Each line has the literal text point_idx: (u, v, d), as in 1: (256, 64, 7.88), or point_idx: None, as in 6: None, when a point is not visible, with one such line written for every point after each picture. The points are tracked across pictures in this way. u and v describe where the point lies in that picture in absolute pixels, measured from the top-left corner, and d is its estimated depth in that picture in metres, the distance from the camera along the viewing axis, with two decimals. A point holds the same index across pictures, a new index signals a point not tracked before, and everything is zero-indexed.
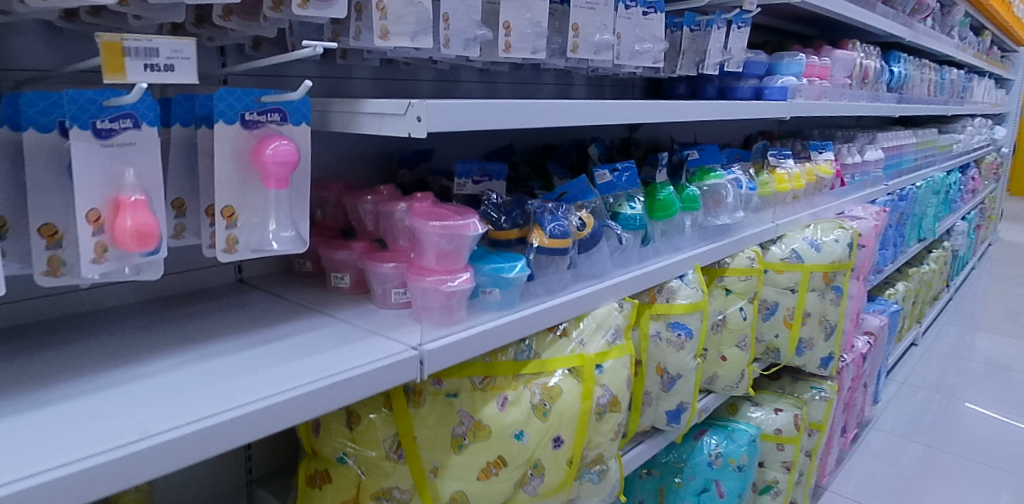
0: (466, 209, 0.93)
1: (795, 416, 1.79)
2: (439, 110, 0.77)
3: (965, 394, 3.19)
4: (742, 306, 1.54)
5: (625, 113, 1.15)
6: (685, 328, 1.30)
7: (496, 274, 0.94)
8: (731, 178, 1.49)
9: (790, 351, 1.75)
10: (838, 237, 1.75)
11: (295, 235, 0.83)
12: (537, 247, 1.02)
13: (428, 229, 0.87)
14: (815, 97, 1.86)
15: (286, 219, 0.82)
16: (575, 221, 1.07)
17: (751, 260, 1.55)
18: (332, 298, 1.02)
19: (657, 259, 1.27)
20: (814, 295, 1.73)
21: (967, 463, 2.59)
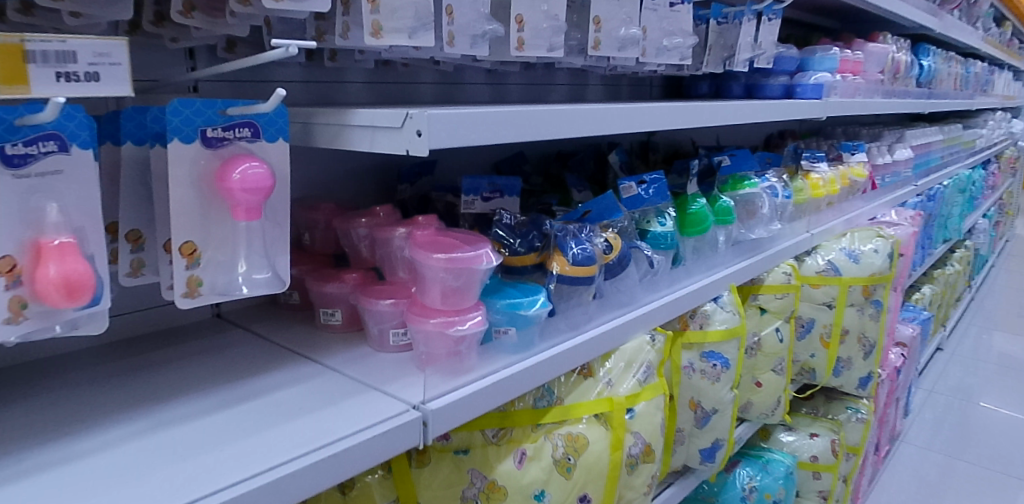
0: (476, 237, 0.79)
1: (833, 442, 1.64)
2: (442, 122, 0.63)
3: (996, 402, 3.02)
4: (778, 326, 1.40)
5: (654, 118, 1.01)
6: (721, 358, 1.16)
7: (512, 311, 0.80)
8: (765, 186, 1.35)
9: (828, 372, 1.61)
10: (879, 246, 1.60)
11: (272, 276, 0.69)
12: (558, 276, 0.88)
13: (431, 263, 0.73)
14: (849, 95, 1.71)
15: (261, 261, 0.68)
16: (600, 243, 0.93)
17: (787, 276, 1.41)
18: (321, 338, 0.88)
19: (690, 281, 1.13)
20: (853, 310, 1.59)
21: (989, 474, 2.44)
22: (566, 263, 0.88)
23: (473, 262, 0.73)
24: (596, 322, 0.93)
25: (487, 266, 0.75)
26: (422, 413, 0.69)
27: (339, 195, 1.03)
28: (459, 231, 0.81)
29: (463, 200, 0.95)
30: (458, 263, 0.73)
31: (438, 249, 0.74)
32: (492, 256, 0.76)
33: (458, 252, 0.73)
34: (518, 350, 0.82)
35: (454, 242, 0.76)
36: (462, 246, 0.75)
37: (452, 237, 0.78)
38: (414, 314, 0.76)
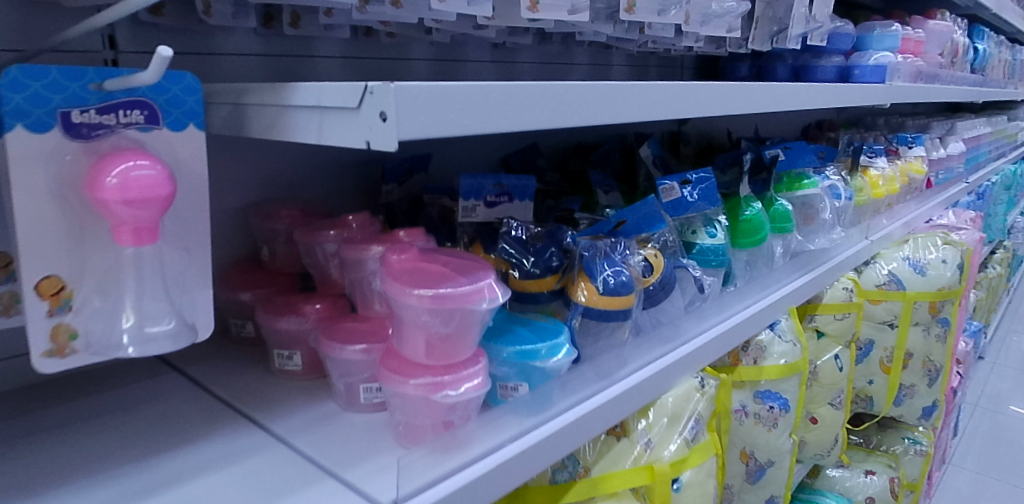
0: (475, 260, 0.58)
1: (891, 480, 1.44)
2: (421, 99, 0.42)
3: None
4: (838, 353, 1.19)
5: (716, 101, 0.78)
6: (780, 398, 0.96)
7: (525, 362, 0.60)
8: (826, 185, 1.13)
9: (888, 401, 1.41)
10: (947, 256, 1.38)
11: (179, 326, 0.46)
12: (584, 309, 0.67)
13: (408, 301, 0.52)
14: (911, 79, 1.48)
15: (163, 307, 0.46)
16: (638, 263, 0.72)
17: (849, 292, 1.20)
18: (274, 387, 0.66)
19: (744, 305, 0.91)
20: (917, 330, 1.37)
21: None
22: (595, 291, 0.67)
23: (469, 299, 0.52)
24: (633, 367, 0.71)
25: (490, 303, 0.54)
26: None
27: (309, 196, 0.80)
28: (452, 252, 0.60)
29: (461, 206, 0.74)
30: (447, 301, 0.52)
31: (419, 282, 0.52)
32: (497, 289, 0.55)
33: (447, 286, 0.52)
34: (533, 410, 0.60)
35: (444, 269, 0.55)
36: (453, 275, 0.54)
37: (442, 261, 0.57)
38: (388, 368, 0.55)
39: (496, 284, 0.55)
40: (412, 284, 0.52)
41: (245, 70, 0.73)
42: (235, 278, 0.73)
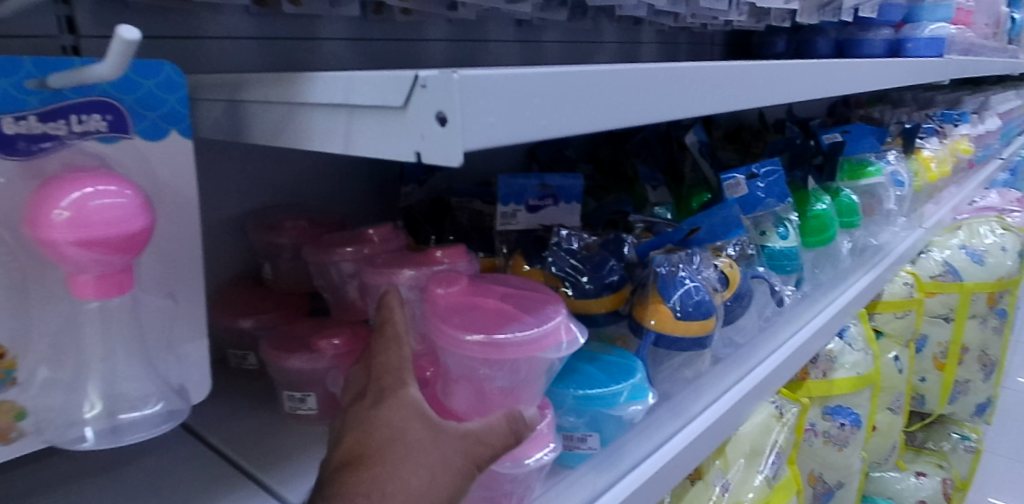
0: (541, 292, 0.48)
1: (944, 482, 1.31)
2: (492, 92, 0.31)
3: None
4: (899, 355, 1.08)
5: (811, 86, 0.64)
6: (852, 414, 0.85)
7: (595, 408, 0.49)
8: (889, 171, 1.02)
9: (942, 399, 1.29)
10: (1005, 243, 1.28)
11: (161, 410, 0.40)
12: (654, 336, 0.56)
13: (461, 348, 0.41)
14: (962, 52, 1.38)
15: (146, 387, 0.39)
16: (713, 277, 0.61)
17: (909, 288, 1.09)
18: (282, 436, 0.54)
19: (814, 312, 0.81)
20: (974, 324, 1.26)
21: None
22: (670, 316, 0.56)
23: (539, 347, 0.42)
24: (708, 398, 0.61)
25: (564, 349, 0.43)
26: None
27: (314, 202, 0.68)
28: (509, 281, 0.50)
29: (499, 212, 0.63)
30: (512, 349, 0.41)
31: (474, 325, 0.42)
32: (572, 331, 0.44)
33: (511, 331, 0.41)
34: (606, 466, 0.51)
35: (504, 306, 0.44)
36: (516, 315, 0.43)
37: (499, 295, 0.46)
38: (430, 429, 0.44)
39: (569, 324, 0.45)
40: (466, 327, 0.42)
41: (236, 55, 0.60)
42: (231, 301, 0.60)
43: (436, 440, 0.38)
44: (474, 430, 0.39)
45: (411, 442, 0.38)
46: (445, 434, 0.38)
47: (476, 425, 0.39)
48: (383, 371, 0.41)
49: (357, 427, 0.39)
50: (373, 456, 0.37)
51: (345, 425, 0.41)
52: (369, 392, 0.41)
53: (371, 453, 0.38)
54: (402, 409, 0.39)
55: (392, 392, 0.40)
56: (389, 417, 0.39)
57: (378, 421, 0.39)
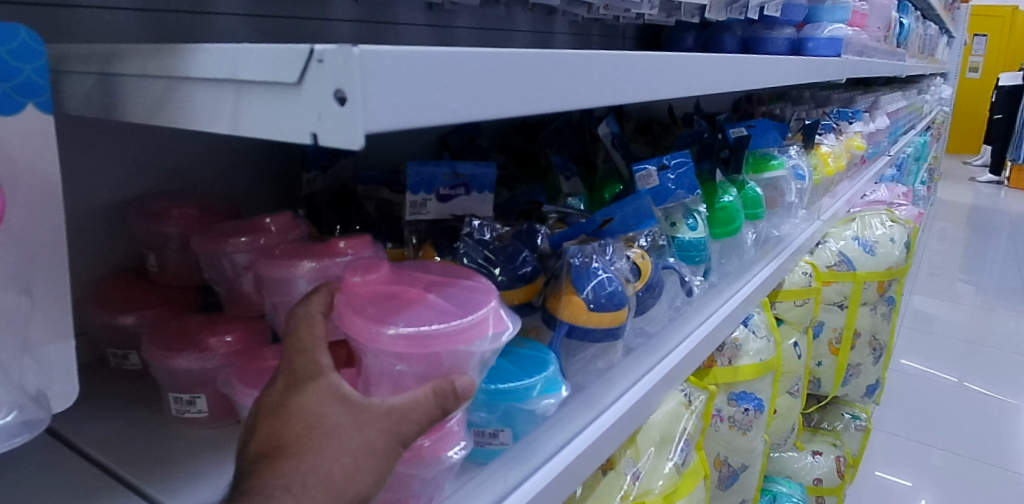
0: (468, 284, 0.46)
1: (838, 460, 1.38)
2: (400, 73, 0.29)
3: None
4: (797, 341, 1.13)
5: (718, 80, 0.66)
6: (755, 399, 0.88)
7: (505, 404, 0.48)
8: (790, 165, 1.06)
9: (836, 382, 1.36)
10: (894, 235, 1.37)
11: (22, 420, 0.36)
12: (565, 327, 0.56)
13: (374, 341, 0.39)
14: (857, 53, 1.45)
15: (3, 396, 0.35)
16: (626, 267, 0.61)
17: (807, 277, 1.15)
18: (167, 441, 0.50)
19: (719, 302, 0.83)
20: (866, 311, 1.34)
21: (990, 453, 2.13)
22: (584, 307, 0.55)
23: (462, 339, 0.40)
24: (619, 389, 0.61)
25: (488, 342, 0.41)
26: None
27: (206, 189, 0.63)
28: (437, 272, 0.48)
29: (409, 201, 0.60)
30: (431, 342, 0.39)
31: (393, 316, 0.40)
32: (498, 325, 0.42)
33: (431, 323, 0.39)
34: (516, 462, 0.49)
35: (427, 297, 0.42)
36: (442, 307, 0.41)
37: (422, 287, 0.44)
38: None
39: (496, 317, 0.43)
40: (381, 318, 0.39)
41: (115, 22, 0.55)
42: (110, 295, 0.55)
43: (361, 422, 0.35)
44: (400, 405, 0.36)
45: (332, 429, 0.34)
46: (369, 415, 0.35)
47: (403, 401, 0.36)
48: (296, 349, 0.37)
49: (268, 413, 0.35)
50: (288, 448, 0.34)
51: (252, 409, 0.36)
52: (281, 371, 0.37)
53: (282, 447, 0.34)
54: (320, 390, 0.35)
55: (307, 373, 0.36)
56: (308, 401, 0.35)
57: (296, 406, 0.35)
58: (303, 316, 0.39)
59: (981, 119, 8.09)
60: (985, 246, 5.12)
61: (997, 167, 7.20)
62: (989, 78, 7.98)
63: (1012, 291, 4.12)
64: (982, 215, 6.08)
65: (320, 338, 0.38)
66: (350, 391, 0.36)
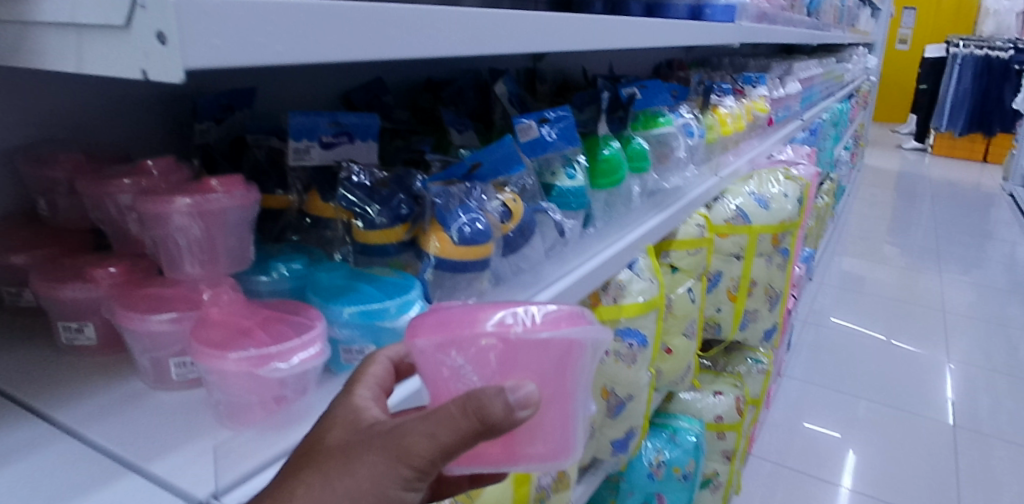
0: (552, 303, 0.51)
1: (737, 399, 1.50)
2: (219, 18, 0.33)
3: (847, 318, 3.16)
4: (690, 286, 1.22)
5: (579, 39, 0.72)
6: (639, 335, 0.96)
7: (369, 322, 0.54)
8: (680, 124, 1.15)
9: (734, 326, 1.47)
10: (787, 191, 1.47)
11: None
12: (435, 261, 0.62)
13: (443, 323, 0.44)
14: (756, 19, 1.54)
15: None
16: (496, 208, 0.68)
17: (700, 229, 1.23)
18: (58, 367, 0.55)
19: (603, 246, 0.90)
20: (761, 261, 1.45)
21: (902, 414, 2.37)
22: (449, 241, 0.61)
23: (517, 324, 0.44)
24: None
25: (557, 329, 0.44)
26: None
27: (95, 139, 0.66)
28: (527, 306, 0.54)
29: (292, 148, 0.65)
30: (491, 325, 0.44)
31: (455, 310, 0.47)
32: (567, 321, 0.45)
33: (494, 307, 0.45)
34: None
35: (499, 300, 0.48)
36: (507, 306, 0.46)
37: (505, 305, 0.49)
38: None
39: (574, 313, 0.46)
40: (449, 307, 0.46)
41: None
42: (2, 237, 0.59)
43: (366, 443, 0.40)
44: (410, 425, 0.39)
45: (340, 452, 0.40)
46: (375, 435, 0.40)
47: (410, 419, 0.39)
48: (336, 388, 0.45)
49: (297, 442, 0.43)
50: (299, 473, 0.40)
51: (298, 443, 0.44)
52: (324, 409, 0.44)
53: (295, 472, 0.41)
54: (344, 423, 0.42)
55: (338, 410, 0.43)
56: (331, 431, 0.42)
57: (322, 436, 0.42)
58: (361, 371, 0.46)
59: (908, 88, 8.43)
60: (906, 210, 5.40)
61: (921, 135, 7.54)
62: (916, 49, 8.31)
63: (926, 251, 4.39)
64: (907, 180, 6.38)
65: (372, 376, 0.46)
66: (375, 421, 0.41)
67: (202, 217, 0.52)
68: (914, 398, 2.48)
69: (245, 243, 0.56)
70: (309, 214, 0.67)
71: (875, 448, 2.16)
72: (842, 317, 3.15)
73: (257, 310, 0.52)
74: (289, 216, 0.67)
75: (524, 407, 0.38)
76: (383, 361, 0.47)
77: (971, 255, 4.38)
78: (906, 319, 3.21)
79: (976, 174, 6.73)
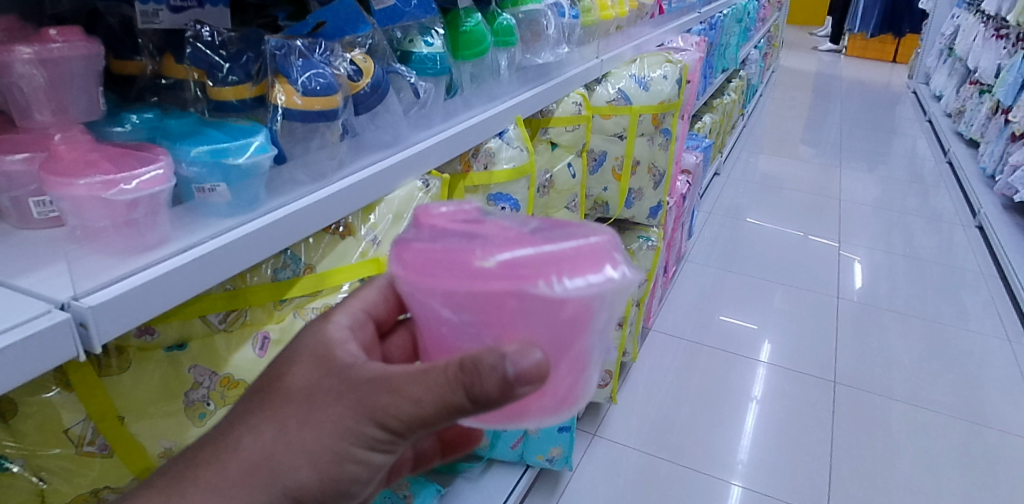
0: (587, 233, 0.51)
1: None
2: None
3: (753, 211, 3.36)
4: (570, 162, 1.30)
5: None
6: (510, 200, 1.05)
7: (217, 160, 0.60)
8: (551, 3, 1.21)
9: (620, 204, 1.58)
10: (668, 73, 1.53)
11: None
12: (284, 111, 0.67)
13: (452, 269, 0.46)
14: None
15: None
16: (345, 67, 0.74)
17: (578, 107, 1.29)
18: None
19: (469, 114, 0.98)
20: (643, 141, 1.54)
21: (795, 291, 2.60)
22: (294, 93, 0.67)
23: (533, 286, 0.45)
24: (350, 170, 0.77)
25: (584, 296, 0.46)
26: (74, 313, 0.49)
27: None
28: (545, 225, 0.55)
29: (139, 11, 0.65)
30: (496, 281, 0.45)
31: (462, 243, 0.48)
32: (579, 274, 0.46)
33: (516, 255, 0.46)
34: (241, 208, 0.64)
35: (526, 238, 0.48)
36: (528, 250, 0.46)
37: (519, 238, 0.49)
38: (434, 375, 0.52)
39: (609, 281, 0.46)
40: (460, 250, 0.47)
41: None
42: None
43: (357, 380, 0.49)
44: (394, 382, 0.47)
45: (340, 375, 0.50)
46: (371, 374, 0.49)
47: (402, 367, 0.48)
48: (326, 312, 0.56)
49: (286, 353, 0.53)
50: (294, 381, 0.51)
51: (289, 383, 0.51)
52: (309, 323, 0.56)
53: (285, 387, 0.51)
54: (327, 377, 0.50)
55: (318, 328, 0.54)
56: (344, 353, 0.51)
57: (331, 350, 0.52)
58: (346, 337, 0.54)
59: None
60: (817, 109, 5.64)
61: (836, 37, 7.76)
62: None
63: (831, 147, 4.64)
64: (820, 81, 6.62)
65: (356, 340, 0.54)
66: (354, 371, 0.50)
67: (45, 65, 0.56)
68: (805, 279, 2.71)
69: (96, 95, 0.61)
70: (163, 75, 0.70)
71: (767, 321, 2.38)
72: (748, 211, 3.35)
73: (104, 149, 0.57)
74: (144, 79, 0.71)
75: (525, 383, 0.44)
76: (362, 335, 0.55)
77: (871, 150, 4.65)
78: (805, 210, 3.43)
79: (885, 75, 7.01)
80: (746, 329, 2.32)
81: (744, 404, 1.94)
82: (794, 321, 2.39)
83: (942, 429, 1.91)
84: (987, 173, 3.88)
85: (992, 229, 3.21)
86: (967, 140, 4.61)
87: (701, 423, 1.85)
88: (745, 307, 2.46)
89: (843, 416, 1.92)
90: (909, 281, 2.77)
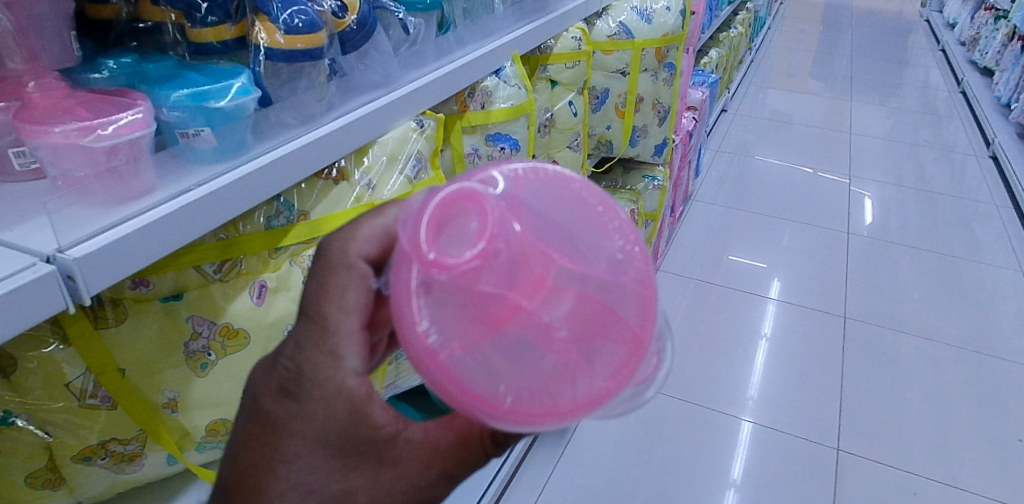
0: (628, 304, 0.46)
1: (631, 212, 1.62)
2: None
3: (761, 148, 3.30)
4: (572, 99, 1.27)
5: None
6: (510, 140, 1.03)
7: (198, 103, 0.58)
8: None
9: (624, 143, 1.55)
10: (671, 4, 1.48)
11: None
12: (267, 51, 0.65)
13: (482, 416, 0.44)
14: None
15: None
16: (329, 3, 0.70)
17: (578, 42, 1.25)
18: None
19: (465, 51, 0.95)
20: (647, 76, 1.49)
21: (804, 228, 2.57)
22: (276, 32, 0.64)
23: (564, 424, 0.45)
24: (339, 113, 0.74)
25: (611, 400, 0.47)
26: (60, 266, 0.48)
27: None
28: (577, 257, 0.45)
29: None
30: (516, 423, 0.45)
31: (487, 361, 0.43)
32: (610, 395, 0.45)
33: (557, 409, 0.44)
34: (228, 156, 0.62)
35: (564, 355, 0.44)
36: (555, 384, 0.44)
37: (545, 338, 0.44)
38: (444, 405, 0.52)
39: (637, 382, 0.47)
40: (481, 398, 0.43)
41: None
42: None
43: (411, 466, 0.50)
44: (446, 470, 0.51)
45: (390, 462, 0.50)
46: (421, 455, 0.51)
47: (447, 443, 0.51)
48: (327, 353, 0.48)
49: (312, 432, 0.48)
50: (345, 480, 0.49)
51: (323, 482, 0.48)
52: (309, 372, 0.48)
53: (336, 487, 0.49)
54: (367, 467, 0.49)
55: (337, 386, 0.48)
56: (379, 423, 0.49)
57: (367, 421, 0.49)
58: (356, 414, 0.48)
59: None
60: (827, 41, 5.47)
61: None
62: None
63: (841, 80, 4.53)
64: (830, 11, 6.41)
65: (370, 412, 0.49)
66: (396, 461, 0.50)
67: (11, 9, 0.54)
68: (814, 214, 2.68)
69: (69, 40, 0.58)
70: (141, 18, 0.65)
71: (776, 259, 2.36)
72: (757, 149, 3.28)
73: (80, 96, 0.55)
74: (120, 23, 0.66)
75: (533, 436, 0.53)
76: (366, 402, 0.49)
77: (883, 81, 4.54)
78: (815, 146, 3.37)
79: (898, 4, 6.78)
80: (756, 267, 2.30)
81: (754, 341, 1.94)
82: (804, 259, 2.37)
83: (953, 361, 1.90)
84: (1001, 102, 3.79)
85: (1007, 159, 3.14)
86: (981, 68, 4.48)
87: (711, 361, 1.85)
88: (753, 245, 2.44)
89: (853, 351, 1.92)
90: (921, 214, 2.73)
